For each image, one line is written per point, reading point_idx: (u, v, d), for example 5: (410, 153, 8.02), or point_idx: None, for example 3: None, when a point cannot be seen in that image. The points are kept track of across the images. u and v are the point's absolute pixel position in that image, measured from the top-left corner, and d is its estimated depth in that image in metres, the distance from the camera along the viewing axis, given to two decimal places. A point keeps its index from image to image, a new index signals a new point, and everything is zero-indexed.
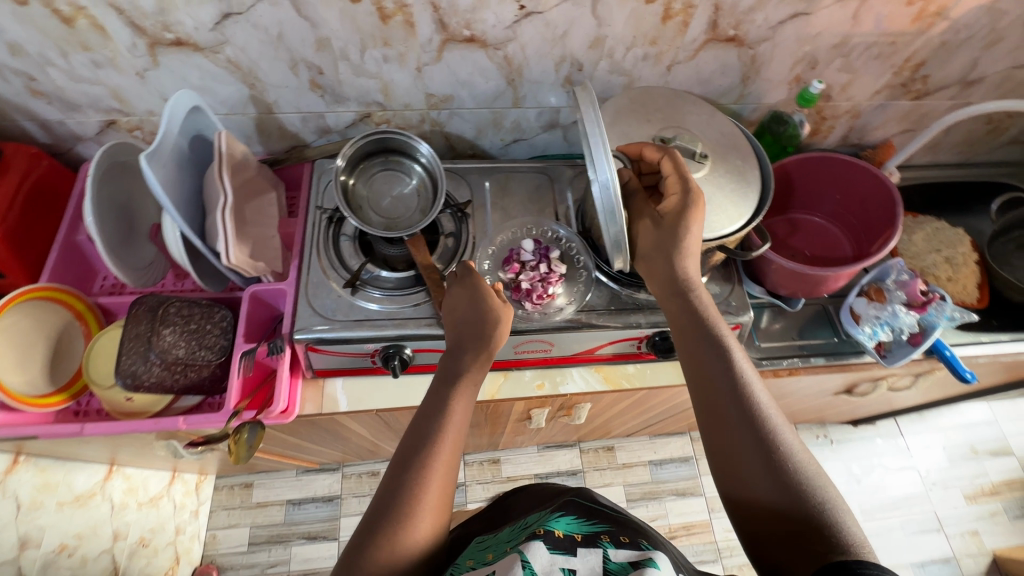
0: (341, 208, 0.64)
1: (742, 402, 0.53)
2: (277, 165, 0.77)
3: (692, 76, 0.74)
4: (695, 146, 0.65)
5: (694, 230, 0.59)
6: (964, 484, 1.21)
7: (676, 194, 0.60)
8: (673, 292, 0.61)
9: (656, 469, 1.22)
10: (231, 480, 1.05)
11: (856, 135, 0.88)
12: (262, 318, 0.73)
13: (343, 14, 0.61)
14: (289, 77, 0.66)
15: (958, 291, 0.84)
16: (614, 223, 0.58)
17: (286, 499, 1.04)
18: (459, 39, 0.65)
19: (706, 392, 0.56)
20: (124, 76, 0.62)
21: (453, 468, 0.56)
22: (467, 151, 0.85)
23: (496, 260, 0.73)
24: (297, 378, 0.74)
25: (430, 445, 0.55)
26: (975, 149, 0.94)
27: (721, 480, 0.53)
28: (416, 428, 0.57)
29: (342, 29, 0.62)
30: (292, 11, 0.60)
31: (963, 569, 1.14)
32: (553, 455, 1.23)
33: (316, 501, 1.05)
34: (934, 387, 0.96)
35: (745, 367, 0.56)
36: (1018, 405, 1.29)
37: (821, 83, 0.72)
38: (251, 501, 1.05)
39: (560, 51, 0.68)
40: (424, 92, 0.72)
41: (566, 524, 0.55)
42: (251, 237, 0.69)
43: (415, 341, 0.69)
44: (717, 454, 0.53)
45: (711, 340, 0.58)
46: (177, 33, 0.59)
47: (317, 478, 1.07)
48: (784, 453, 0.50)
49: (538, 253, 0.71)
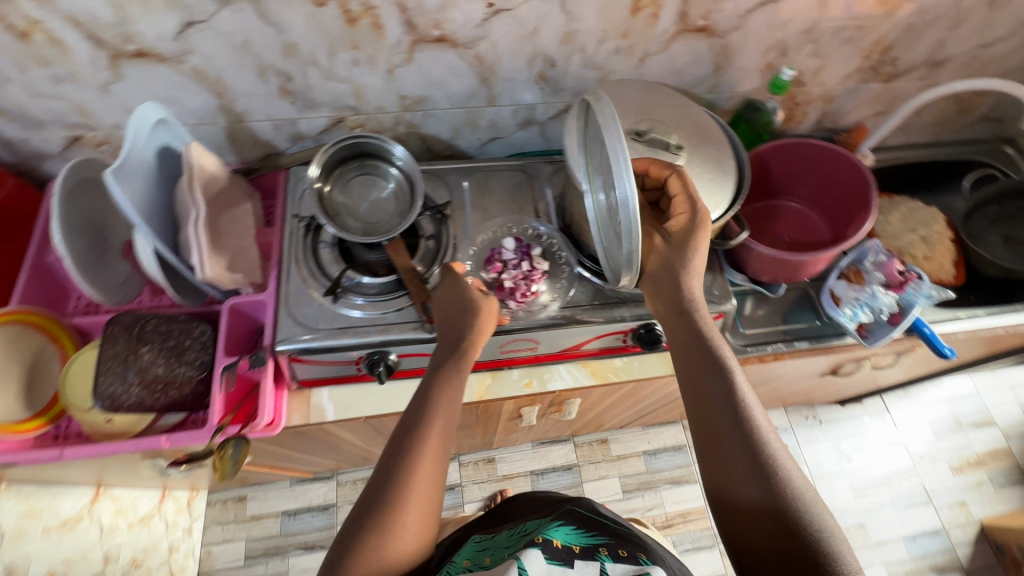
0: (319, 216, 0.62)
1: (742, 428, 0.51)
2: (252, 174, 0.76)
3: (666, 67, 0.73)
4: (670, 137, 0.62)
5: (701, 252, 0.58)
6: (951, 456, 1.31)
7: (686, 212, 0.58)
8: (676, 311, 0.59)
9: (650, 459, 1.31)
10: (223, 495, 1.17)
11: (830, 120, 0.89)
12: (243, 331, 0.69)
13: (309, 18, 0.58)
14: (257, 84, 0.65)
15: (935, 269, 0.88)
16: (632, 244, 0.51)
17: (281, 511, 1.16)
18: (429, 39, 0.63)
19: (707, 417, 0.53)
20: (86, 89, 0.61)
21: (436, 482, 0.51)
22: (444, 151, 0.82)
23: (477, 258, 0.72)
24: (283, 390, 0.69)
25: (410, 455, 0.50)
26: (945, 129, 0.98)
27: (717, 508, 0.51)
28: (398, 435, 0.52)
29: (309, 34, 0.60)
30: (256, 17, 0.57)
31: (953, 540, 1.23)
32: (549, 450, 1.31)
33: (308, 512, 1.17)
34: (916, 362, 1.03)
35: (746, 390, 0.54)
36: (998, 376, 1.39)
37: (791, 69, 0.72)
38: (245, 515, 1.16)
39: (532, 48, 0.67)
40: (398, 94, 0.70)
41: (565, 529, 0.56)
42: (228, 249, 0.68)
43: (401, 346, 0.65)
44: (716, 483, 0.51)
45: (713, 363, 0.55)
46: (139, 44, 0.58)
47: (312, 487, 1.19)
48: (782, 481, 0.48)
49: (519, 252, 0.70)
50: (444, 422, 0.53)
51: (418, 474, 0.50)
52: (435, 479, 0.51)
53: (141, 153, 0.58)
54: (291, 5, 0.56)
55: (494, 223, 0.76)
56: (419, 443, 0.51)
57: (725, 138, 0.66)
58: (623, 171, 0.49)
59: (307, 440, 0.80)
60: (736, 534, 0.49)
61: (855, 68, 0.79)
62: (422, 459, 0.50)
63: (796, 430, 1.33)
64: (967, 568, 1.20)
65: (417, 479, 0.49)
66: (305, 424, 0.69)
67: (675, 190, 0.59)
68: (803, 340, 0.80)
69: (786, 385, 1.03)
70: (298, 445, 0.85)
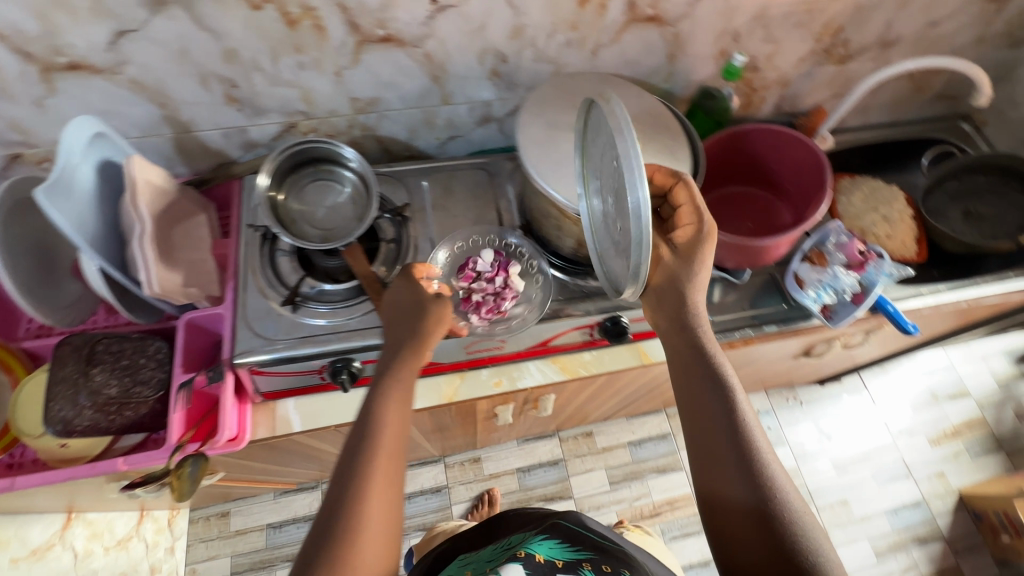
0: (270, 225, 0.60)
1: (743, 450, 0.51)
2: (204, 185, 0.74)
3: (619, 58, 0.72)
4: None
5: (706, 266, 0.57)
6: (929, 429, 1.33)
7: (692, 223, 0.58)
8: (678, 327, 0.58)
9: (635, 449, 1.32)
10: (205, 511, 1.07)
11: (788, 104, 0.90)
12: (202, 347, 0.68)
13: (246, 23, 0.57)
14: (200, 93, 0.63)
15: (897, 247, 0.89)
16: (641, 258, 0.47)
17: (265, 524, 1.06)
18: (374, 39, 0.62)
19: (706, 437, 0.53)
20: (20, 105, 0.59)
21: (389, 494, 0.50)
22: (403, 152, 0.81)
23: (452, 263, 0.71)
24: (246, 404, 0.68)
25: (359, 483, 0.49)
26: (901, 108, 0.99)
27: (712, 528, 0.51)
28: (344, 464, 0.51)
29: (249, 38, 0.58)
30: (191, 24, 0.55)
31: (934, 511, 1.25)
32: (534, 447, 1.31)
33: (296, 522, 1.06)
34: (886, 339, 1.05)
35: (746, 411, 0.53)
36: (970, 347, 1.42)
37: (743, 54, 0.71)
38: (229, 531, 1.06)
39: (481, 44, 0.66)
40: (348, 96, 0.68)
41: (547, 543, 0.56)
42: (182, 264, 0.66)
43: (364, 352, 0.64)
44: (711, 501, 0.51)
45: (714, 381, 0.55)
46: (70, 57, 0.56)
47: (296, 498, 1.09)
48: (781, 506, 0.48)
49: (496, 266, 0.68)
50: (393, 445, 0.52)
51: (370, 504, 0.48)
52: (389, 509, 0.49)
53: (80, 169, 0.56)
54: (226, 10, 0.55)
55: (457, 221, 0.75)
56: (367, 470, 0.50)
57: (679, 126, 0.65)
58: (637, 178, 0.45)
59: (278, 453, 0.79)
60: (731, 556, 0.49)
61: (808, 51, 0.80)
62: (370, 488, 0.49)
63: (779, 412, 1.34)
64: (947, 538, 1.23)
65: (370, 507, 0.48)
66: (271, 437, 0.68)
67: (681, 200, 0.58)
68: (771, 324, 0.81)
69: (762, 368, 1.04)
70: (270, 458, 0.84)
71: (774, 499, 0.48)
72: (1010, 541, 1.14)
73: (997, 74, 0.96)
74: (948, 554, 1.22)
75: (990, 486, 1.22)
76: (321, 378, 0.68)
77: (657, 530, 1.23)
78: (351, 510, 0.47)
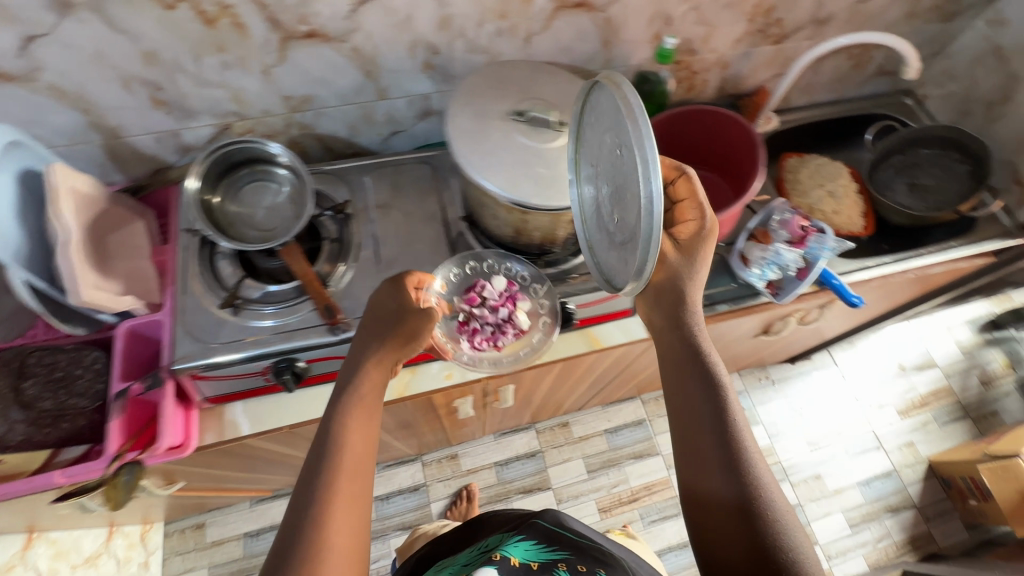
0: (200, 229, 0.59)
1: (730, 448, 0.51)
2: (141, 192, 0.73)
3: (553, 45, 0.73)
4: (551, 116, 0.63)
5: (705, 262, 0.58)
6: (897, 401, 1.36)
7: (694, 220, 0.59)
8: (675, 324, 0.58)
9: (611, 437, 1.33)
10: (182, 525, 1.16)
11: (731, 86, 0.91)
12: (143, 355, 0.68)
13: (161, 23, 0.56)
14: (125, 97, 0.62)
15: (844, 222, 0.92)
16: (649, 256, 0.44)
17: (242, 533, 1.15)
18: (298, 34, 0.61)
19: (694, 435, 0.53)
20: None
21: (355, 514, 0.49)
22: (347, 150, 0.81)
23: (460, 283, 0.71)
24: (192, 411, 0.67)
25: (320, 504, 0.48)
26: (845, 85, 1.01)
27: (696, 528, 0.50)
28: (303, 486, 0.49)
29: (166, 39, 0.58)
30: (103, 26, 0.55)
31: (905, 479, 1.28)
32: (510, 440, 1.32)
33: (271, 530, 1.16)
34: (845, 313, 1.07)
35: (736, 411, 0.53)
36: (933, 319, 1.45)
37: (674, 37, 0.72)
38: (206, 542, 1.15)
39: (410, 36, 0.66)
40: (280, 95, 0.68)
41: (521, 544, 0.59)
42: (119, 272, 0.65)
43: (308, 351, 0.64)
44: (696, 493, 0.51)
45: (707, 380, 0.55)
46: None
47: (271, 506, 1.19)
48: (765, 507, 0.48)
49: (503, 297, 0.69)
50: (355, 466, 0.51)
51: (331, 517, 0.47)
52: (354, 532, 0.48)
53: None
54: (137, 10, 0.54)
55: (401, 218, 0.75)
56: (327, 489, 0.49)
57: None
58: (652, 169, 0.42)
59: (234, 459, 0.78)
60: (714, 553, 0.49)
61: (743, 31, 0.80)
62: (333, 509, 0.48)
63: (750, 392, 1.36)
64: (918, 505, 1.26)
65: (331, 531, 0.46)
66: (219, 442, 0.68)
67: (682, 194, 0.60)
68: (720, 302, 0.82)
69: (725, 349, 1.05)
70: (230, 465, 0.83)
71: (759, 498, 0.48)
72: (977, 505, 1.17)
73: (933, 47, 0.98)
74: (920, 521, 1.24)
75: (954, 453, 1.24)
76: (265, 380, 0.68)
77: (635, 515, 1.24)
78: (313, 533, 0.46)
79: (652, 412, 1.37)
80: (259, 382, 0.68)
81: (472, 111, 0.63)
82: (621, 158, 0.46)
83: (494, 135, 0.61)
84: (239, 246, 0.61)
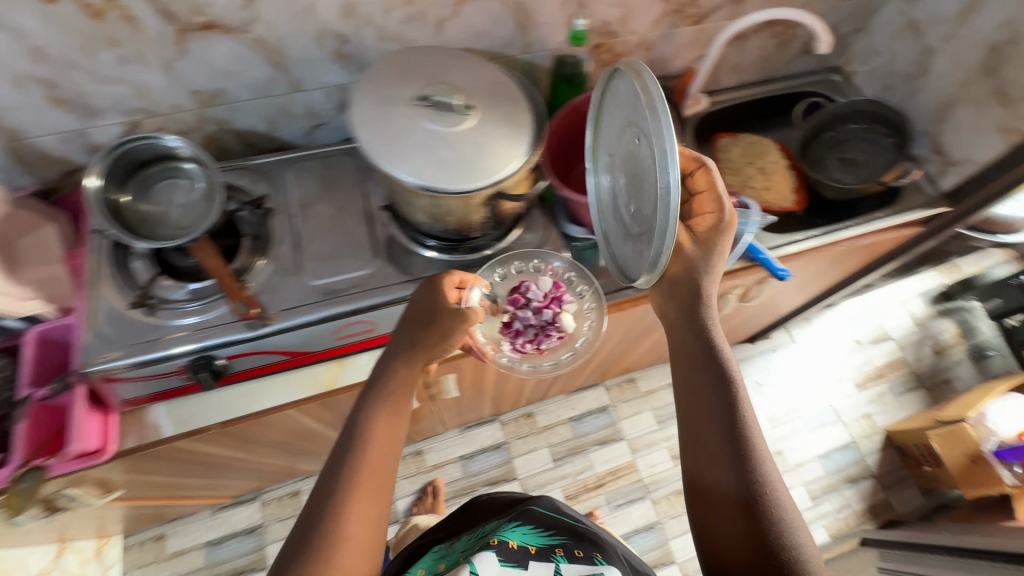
0: (104, 227, 0.59)
1: (733, 441, 0.58)
2: (53, 196, 0.74)
3: (466, 30, 0.75)
4: (453, 100, 0.64)
5: (722, 257, 0.63)
6: (855, 374, 1.43)
7: (713, 212, 0.64)
8: (688, 319, 0.64)
9: (576, 424, 1.33)
10: (140, 537, 1.14)
11: (658, 67, 0.94)
12: (58, 360, 0.71)
13: (43, 16, 0.57)
14: (17, 95, 0.62)
15: (777, 198, 0.95)
16: (664, 247, 0.51)
17: (205, 542, 1.14)
18: (195, 26, 0.63)
19: (698, 426, 0.60)
20: None
21: (372, 509, 0.56)
22: (269, 146, 0.83)
23: (504, 283, 0.80)
24: (109, 416, 0.69)
25: (343, 498, 0.56)
26: (772, 64, 1.06)
27: (697, 508, 0.58)
28: (326, 482, 0.58)
29: (52, 34, 0.59)
30: None
31: (863, 448, 1.35)
32: (475, 434, 1.32)
33: (235, 537, 1.15)
34: (802, 283, 1.08)
35: (742, 403, 0.60)
36: (885, 293, 1.54)
37: (584, 18, 0.73)
38: (166, 552, 1.13)
39: (315, 25, 0.68)
40: (188, 89, 0.70)
41: (518, 529, 0.66)
42: (30, 278, 0.66)
43: (230, 346, 0.66)
44: (697, 477, 0.59)
45: (718, 375, 0.61)
46: None
47: (235, 512, 1.17)
48: (761, 496, 0.55)
49: (548, 297, 0.79)
50: (376, 460, 0.59)
51: (354, 510, 0.55)
52: (366, 527, 0.55)
53: None
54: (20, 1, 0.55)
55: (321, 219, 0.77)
56: (349, 482, 0.57)
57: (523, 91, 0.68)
58: (670, 160, 0.48)
59: (179, 465, 0.80)
60: (711, 532, 0.57)
61: (660, 13, 0.83)
62: (355, 501, 0.56)
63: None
64: (876, 474, 1.33)
65: (345, 526, 0.54)
66: (141, 445, 0.70)
67: (703, 184, 0.65)
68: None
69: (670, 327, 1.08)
70: (182, 471, 0.84)
71: (761, 491, 0.55)
72: (932, 470, 1.25)
73: (853, 23, 1.04)
74: (879, 490, 1.32)
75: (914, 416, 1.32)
76: (184, 380, 0.69)
77: (601, 501, 1.26)
78: (333, 526, 0.54)
79: (614, 398, 1.38)
80: (176, 384, 0.69)
81: (370, 98, 0.64)
82: (640, 147, 0.53)
83: (404, 127, 0.62)
84: (153, 245, 0.61)
